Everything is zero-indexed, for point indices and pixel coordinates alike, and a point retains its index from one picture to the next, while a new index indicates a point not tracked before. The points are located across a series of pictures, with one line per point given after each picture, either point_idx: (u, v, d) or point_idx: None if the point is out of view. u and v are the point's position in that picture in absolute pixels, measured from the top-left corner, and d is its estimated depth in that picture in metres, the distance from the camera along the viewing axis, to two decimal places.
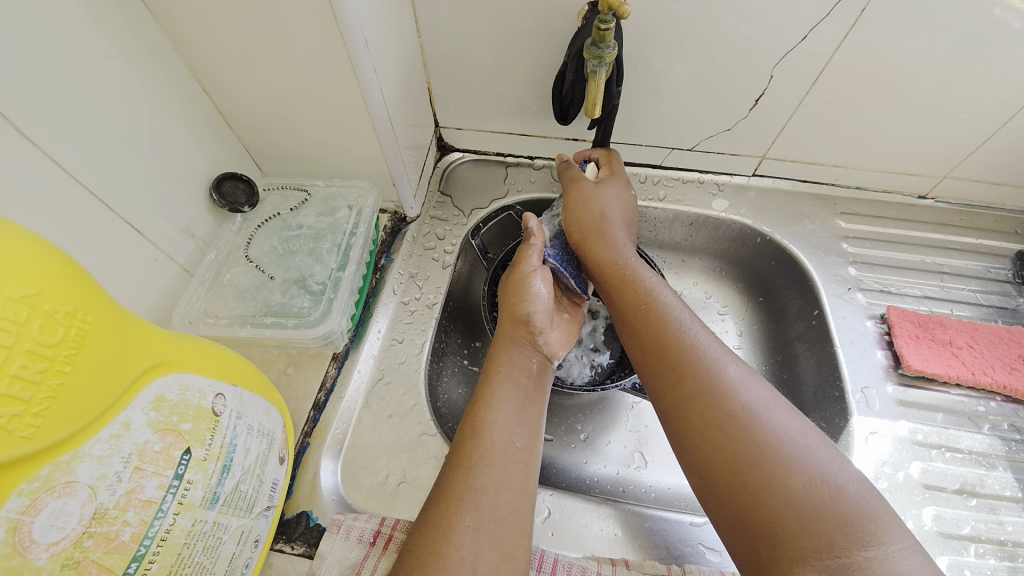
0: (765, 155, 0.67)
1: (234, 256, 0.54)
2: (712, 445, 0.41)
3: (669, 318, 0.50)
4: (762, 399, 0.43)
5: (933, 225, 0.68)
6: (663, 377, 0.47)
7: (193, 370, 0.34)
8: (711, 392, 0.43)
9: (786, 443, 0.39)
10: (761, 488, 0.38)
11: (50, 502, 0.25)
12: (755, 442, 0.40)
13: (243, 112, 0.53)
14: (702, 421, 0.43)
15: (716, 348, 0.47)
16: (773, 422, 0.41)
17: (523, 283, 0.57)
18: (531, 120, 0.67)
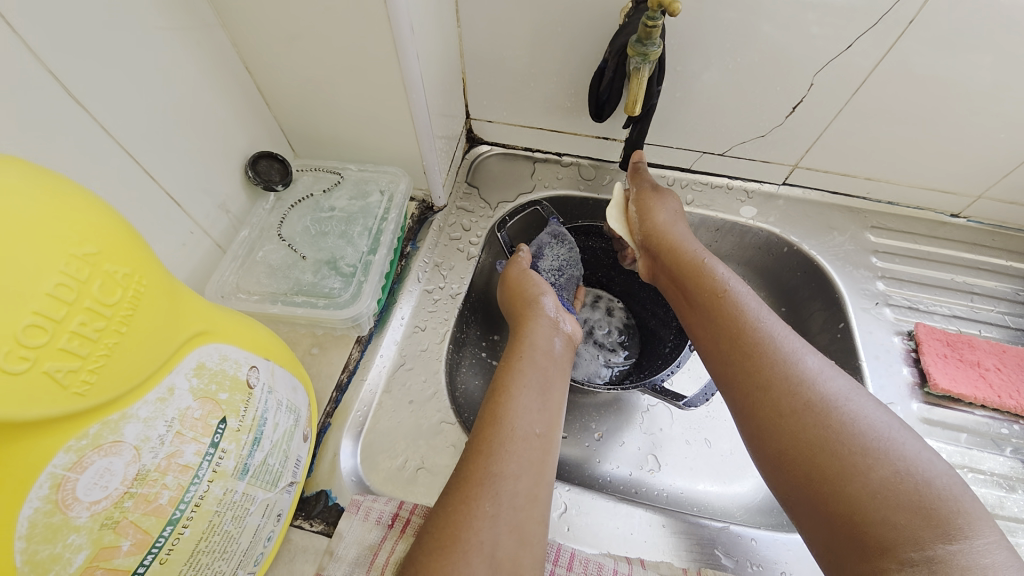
0: (798, 164, 0.70)
1: (267, 233, 0.56)
2: (792, 432, 0.43)
3: (745, 307, 0.51)
4: (840, 389, 0.44)
5: (963, 244, 0.71)
6: (740, 369, 0.48)
7: (229, 342, 0.36)
8: (792, 388, 0.44)
9: (870, 435, 0.41)
10: (843, 477, 0.39)
11: (95, 460, 0.26)
12: (833, 432, 0.41)
13: (285, 92, 0.57)
14: (781, 416, 0.44)
15: (793, 339, 0.48)
16: (857, 415, 0.42)
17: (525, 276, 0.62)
18: (564, 116, 0.71)
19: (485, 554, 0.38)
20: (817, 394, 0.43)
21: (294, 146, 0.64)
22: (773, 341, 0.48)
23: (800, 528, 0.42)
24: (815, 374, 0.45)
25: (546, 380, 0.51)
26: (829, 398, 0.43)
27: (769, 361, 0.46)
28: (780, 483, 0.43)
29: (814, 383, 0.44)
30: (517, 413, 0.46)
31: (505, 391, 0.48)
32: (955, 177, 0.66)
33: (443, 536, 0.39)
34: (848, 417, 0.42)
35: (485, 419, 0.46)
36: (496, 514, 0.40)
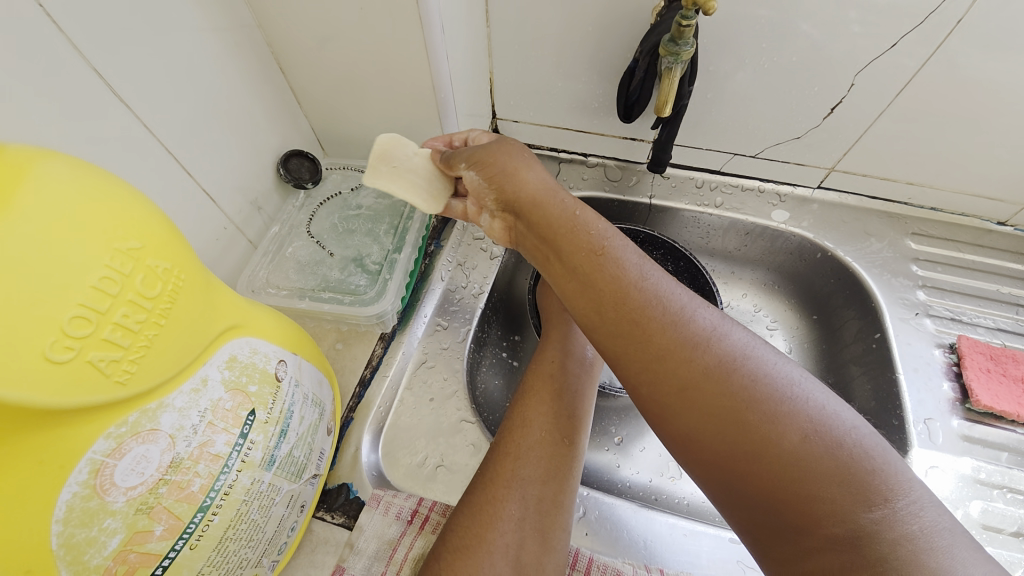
0: (834, 167, 0.68)
1: (296, 230, 0.57)
2: (700, 406, 0.36)
3: (618, 262, 0.42)
4: (740, 343, 0.38)
5: (1012, 254, 0.67)
6: (621, 339, 0.40)
7: (259, 337, 0.37)
8: (693, 355, 0.37)
9: (783, 397, 0.35)
10: (766, 452, 0.34)
11: (133, 447, 0.27)
12: (738, 400, 0.35)
13: (316, 92, 0.58)
14: (682, 390, 0.37)
15: (679, 293, 0.41)
16: (756, 374, 0.36)
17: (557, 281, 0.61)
18: (591, 116, 0.70)
19: (507, 553, 0.39)
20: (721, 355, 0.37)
21: (325, 145, 0.65)
22: (653, 301, 0.40)
23: (728, 515, 0.37)
24: (726, 333, 0.39)
25: (575, 386, 0.50)
26: (738, 358, 0.37)
27: (667, 324, 0.39)
28: (698, 467, 0.37)
29: (710, 342, 0.38)
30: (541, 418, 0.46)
31: (530, 398, 0.48)
32: (1004, 183, 0.63)
33: (466, 535, 0.39)
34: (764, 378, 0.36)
35: (512, 424, 0.46)
36: (523, 520, 0.41)
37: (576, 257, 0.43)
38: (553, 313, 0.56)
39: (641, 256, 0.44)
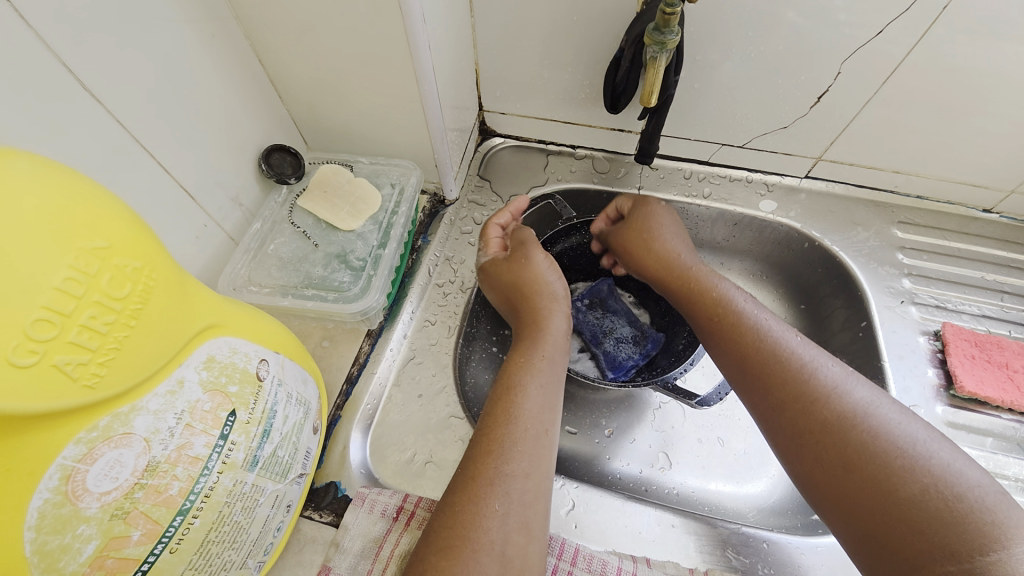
0: (821, 156, 0.68)
1: (278, 226, 0.56)
2: (819, 446, 0.43)
3: (775, 339, 0.49)
4: (866, 399, 0.44)
5: (996, 241, 0.68)
6: (776, 404, 0.46)
7: (239, 336, 0.36)
8: (836, 413, 0.43)
9: (875, 437, 0.41)
10: (886, 490, 0.39)
11: (105, 451, 0.26)
12: (861, 445, 0.41)
13: (297, 85, 0.56)
14: (801, 430, 0.44)
15: (812, 351, 0.48)
16: (877, 430, 0.41)
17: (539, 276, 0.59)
18: (578, 107, 0.69)
19: (495, 551, 0.38)
20: (835, 401, 0.44)
21: (308, 138, 0.64)
22: (787, 361, 0.47)
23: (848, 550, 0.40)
24: (839, 383, 0.45)
25: (551, 381, 0.50)
26: (848, 404, 0.43)
27: (804, 376, 0.46)
28: (825, 505, 0.42)
29: (809, 381, 0.45)
30: (529, 413, 0.46)
31: (513, 390, 0.48)
32: (990, 170, 0.63)
33: (448, 535, 0.39)
34: (857, 420, 0.42)
35: (492, 417, 0.45)
36: (505, 512, 0.40)
37: (748, 335, 0.50)
38: (545, 319, 0.55)
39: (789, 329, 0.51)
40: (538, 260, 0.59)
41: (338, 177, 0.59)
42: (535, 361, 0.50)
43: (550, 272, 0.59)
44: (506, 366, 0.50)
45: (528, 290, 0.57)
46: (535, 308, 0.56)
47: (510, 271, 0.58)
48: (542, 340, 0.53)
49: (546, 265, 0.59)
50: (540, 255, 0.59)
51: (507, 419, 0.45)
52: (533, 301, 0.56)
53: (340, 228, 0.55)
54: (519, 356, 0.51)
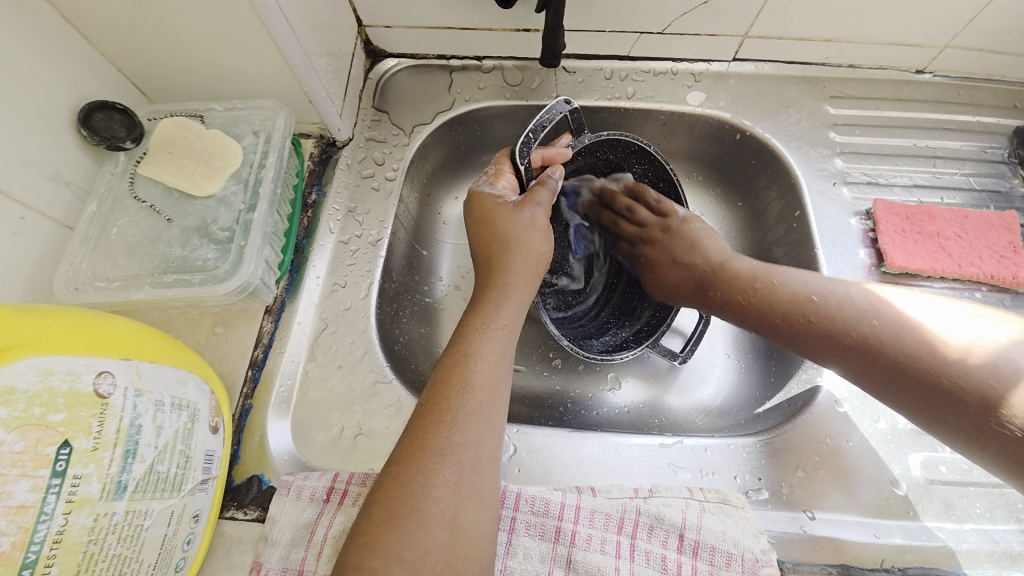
0: (747, 34, 0.61)
1: (120, 203, 0.46)
2: (882, 398, 0.43)
3: (784, 282, 0.49)
4: (889, 317, 0.43)
5: (929, 103, 0.64)
6: (815, 320, 0.46)
7: (54, 352, 0.29)
8: (871, 321, 0.43)
9: (912, 346, 0.41)
10: (932, 403, 0.40)
11: None
12: (867, 320, 0.43)
13: (96, 20, 0.43)
14: (855, 364, 0.44)
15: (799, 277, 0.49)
16: (868, 312, 0.44)
17: (512, 237, 0.47)
18: (471, 7, 0.59)
19: (444, 520, 0.35)
20: (872, 318, 0.44)
21: (142, 88, 0.51)
22: (807, 296, 0.47)
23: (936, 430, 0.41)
24: (875, 306, 0.44)
25: (508, 348, 0.44)
26: (883, 320, 0.43)
27: (835, 310, 0.45)
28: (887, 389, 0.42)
29: (844, 309, 0.45)
30: (486, 381, 0.40)
31: (466, 356, 0.42)
32: (923, 26, 0.58)
33: (389, 508, 0.35)
34: (883, 321, 0.43)
35: (441, 388, 0.40)
36: (456, 482, 0.36)
37: (766, 297, 0.49)
38: (518, 288, 0.46)
39: (806, 273, 0.50)
40: (529, 216, 0.48)
41: (185, 132, 0.48)
42: (490, 329, 0.43)
43: (542, 234, 0.49)
44: (461, 332, 0.43)
45: (515, 252, 0.47)
46: (502, 268, 0.47)
47: (494, 229, 0.48)
48: (508, 309, 0.45)
49: (539, 225, 0.49)
50: (535, 213, 0.48)
51: (460, 389, 0.39)
52: (501, 263, 0.47)
53: (196, 195, 0.46)
54: (477, 320, 0.44)
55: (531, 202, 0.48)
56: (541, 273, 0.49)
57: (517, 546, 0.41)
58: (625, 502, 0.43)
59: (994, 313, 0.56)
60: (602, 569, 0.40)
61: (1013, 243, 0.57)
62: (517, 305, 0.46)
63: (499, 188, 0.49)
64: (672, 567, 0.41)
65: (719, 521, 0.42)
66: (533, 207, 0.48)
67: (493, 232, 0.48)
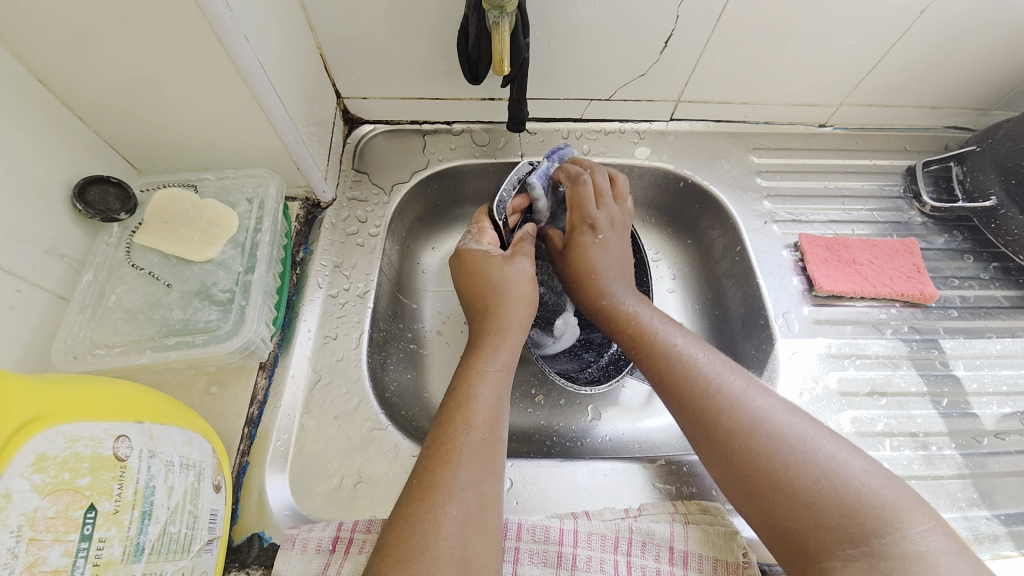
0: (680, 99, 0.71)
1: (117, 272, 0.48)
2: (766, 522, 0.40)
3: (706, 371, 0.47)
4: (797, 429, 0.42)
5: (833, 151, 0.77)
6: (728, 425, 0.43)
7: (79, 419, 0.31)
8: (782, 446, 0.41)
9: (817, 479, 0.39)
10: (800, 529, 0.38)
11: None
12: (773, 450, 0.41)
13: (99, 105, 0.47)
14: (750, 480, 0.41)
15: (721, 372, 0.47)
16: (774, 434, 0.42)
17: (503, 288, 0.53)
18: (441, 81, 0.66)
19: (454, 556, 0.37)
20: (782, 435, 0.42)
21: (134, 162, 0.54)
22: (726, 403, 0.44)
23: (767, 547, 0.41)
24: (799, 433, 0.42)
25: (505, 390, 0.48)
26: (795, 445, 0.41)
27: (745, 427, 0.43)
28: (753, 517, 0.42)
29: (759, 428, 0.42)
30: (489, 421, 0.44)
31: (468, 399, 0.45)
32: (818, 89, 0.70)
33: (403, 547, 0.37)
34: (783, 447, 0.41)
35: (448, 429, 0.43)
36: (464, 517, 0.39)
37: (687, 379, 0.47)
38: (511, 332, 0.52)
39: (738, 373, 0.47)
40: (521, 267, 0.54)
41: (180, 202, 0.51)
42: (489, 372, 0.47)
43: (527, 283, 0.54)
44: (463, 375, 0.47)
45: (508, 297, 0.53)
46: (495, 313, 0.52)
47: (482, 279, 0.54)
48: (502, 353, 0.50)
49: (526, 277, 0.54)
50: (524, 265, 0.54)
51: (465, 429, 0.43)
52: (492, 307, 0.52)
53: (193, 260, 0.49)
54: (477, 363, 0.48)
55: (518, 256, 0.55)
56: (530, 321, 0.54)
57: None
58: (618, 522, 0.46)
59: (909, 324, 0.65)
60: None
61: (916, 263, 0.68)
62: (511, 348, 0.50)
63: (484, 243, 0.55)
64: None
65: (703, 531, 0.46)
66: (520, 261, 0.55)
67: (485, 281, 0.54)
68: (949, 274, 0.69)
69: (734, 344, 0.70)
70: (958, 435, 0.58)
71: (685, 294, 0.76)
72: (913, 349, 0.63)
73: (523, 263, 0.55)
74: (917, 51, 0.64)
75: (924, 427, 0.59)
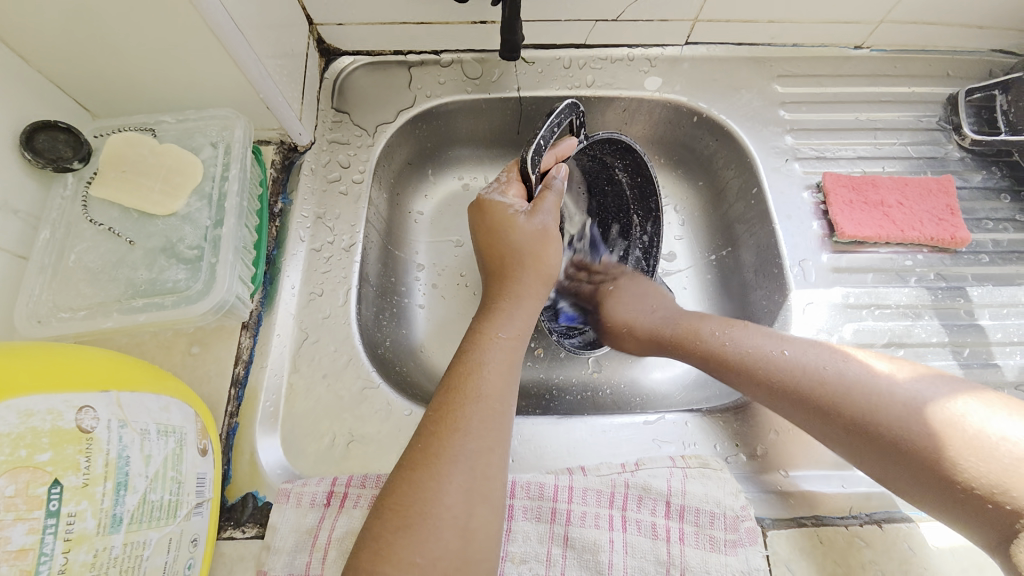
0: (697, 18, 0.62)
1: (75, 228, 0.44)
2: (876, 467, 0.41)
3: (766, 355, 0.47)
4: (825, 361, 0.45)
5: (868, 77, 0.68)
6: (818, 420, 0.44)
7: (32, 393, 0.29)
8: (851, 393, 0.42)
9: (862, 399, 0.41)
10: (868, 430, 0.41)
11: None
12: (817, 380, 0.44)
13: (27, 38, 0.41)
14: (847, 438, 0.42)
15: (753, 335, 0.49)
16: (806, 371, 0.45)
17: (518, 251, 0.48)
18: (424, 2, 0.58)
19: (455, 522, 0.36)
20: (846, 390, 0.42)
21: (81, 103, 0.48)
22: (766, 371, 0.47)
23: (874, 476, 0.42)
24: (860, 377, 0.43)
25: (518, 358, 0.45)
26: (868, 390, 0.42)
27: (788, 376, 0.45)
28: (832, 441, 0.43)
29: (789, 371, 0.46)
30: (496, 390, 0.41)
31: (478, 365, 0.43)
32: (859, 3, 0.61)
33: (403, 513, 0.36)
34: (823, 377, 0.44)
35: (454, 394, 0.41)
36: (470, 487, 0.37)
37: (744, 367, 0.48)
38: (526, 299, 0.48)
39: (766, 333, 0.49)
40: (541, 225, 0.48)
41: (137, 149, 0.47)
42: (500, 339, 0.45)
43: (552, 243, 0.49)
44: (473, 340, 0.44)
45: (526, 259, 0.48)
46: (508, 277, 0.48)
47: (497, 239, 0.49)
48: (517, 319, 0.46)
49: (546, 234, 0.49)
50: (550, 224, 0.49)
51: (473, 397, 0.40)
52: (507, 271, 0.48)
53: (156, 214, 0.45)
54: (489, 328, 0.45)
55: (541, 211, 0.49)
56: (551, 286, 0.50)
57: (517, 532, 0.43)
58: (614, 478, 0.45)
59: (935, 271, 0.60)
60: (598, 543, 0.42)
61: (949, 205, 0.62)
62: (525, 315, 0.47)
63: (509, 197, 0.49)
64: (662, 532, 0.43)
65: (702, 485, 0.45)
66: (543, 215, 0.49)
67: (502, 243, 0.48)
68: (983, 216, 0.64)
69: (745, 293, 0.65)
70: (977, 386, 0.55)
71: (694, 241, 0.71)
72: (937, 299, 0.59)
73: (546, 219, 0.49)
74: None
75: None
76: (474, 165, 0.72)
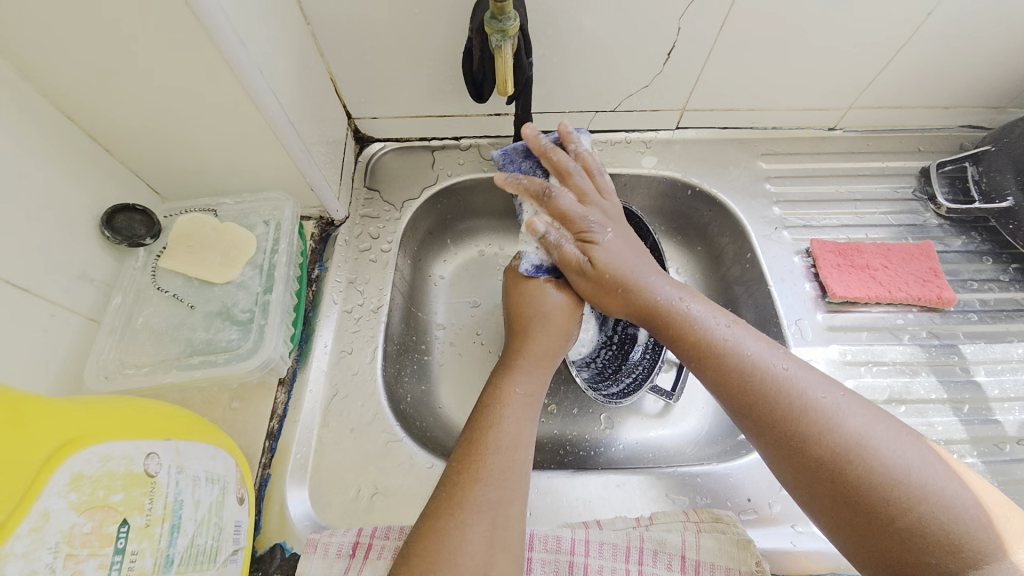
0: (685, 108, 0.72)
1: (143, 294, 0.50)
2: (843, 529, 0.38)
3: (784, 384, 0.42)
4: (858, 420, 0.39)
5: (844, 154, 0.76)
6: (790, 455, 0.40)
7: (112, 438, 0.33)
8: (859, 449, 0.38)
9: (869, 468, 0.37)
10: (846, 505, 0.38)
11: None
12: (832, 436, 0.39)
13: (125, 139, 0.49)
14: (815, 483, 0.39)
15: (781, 365, 0.43)
16: (829, 424, 0.39)
17: (532, 311, 0.53)
18: (448, 99, 0.68)
19: (476, 569, 0.38)
20: (859, 443, 0.38)
21: (156, 188, 0.56)
22: (787, 396, 0.41)
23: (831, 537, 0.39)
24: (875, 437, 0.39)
25: (534, 416, 0.48)
26: (876, 449, 0.38)
27: (797, 415, 0.40)
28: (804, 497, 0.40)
29: (811, 414, 0.40)
30: (516, 442, 0.44)
31: (497, 419, 0.45)
32: (827, 94, 0.70)
33: (429, 559, 0.38)
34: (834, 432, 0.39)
35: (472, 445, 0.44)
36: (492, 535, 0.39)
37: (745, 378, 0.43)
38: (544, 358, 0.51)
39: (783, 361, 0.44)
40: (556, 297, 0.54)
41: (202, 227, 0.54)
42: (519, 394, 0.48)
43: (568, 316, 0.54)
44: (493, 394, 0.48)
45: (546, 325, 0.52)
46: (523, 336, 0.52)
47: (519, 306, 0.54)
48: (532, 377, 0.50)
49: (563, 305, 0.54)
50: (565, 294, 0.54)
51: (494, 448, 0.43)
52: (522, 330, 0.53)
53: (215, 281, 0.51)
54: (507, 384, 0.48)
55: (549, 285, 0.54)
56: (565, 348, 0.53)
57: None
58: (629, 532, 0.46)
59: (926, 329, 0.64)
60: None
61: (932, 267, 0.66)
62: (539, 374, 0.50)
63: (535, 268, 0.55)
64: None
65: (715, 539, 0.46)
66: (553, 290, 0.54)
67: (527, 306, 0.54)
68: (967, 277, 0.68)
69: None
70: (981, 442, 0.57)
71: None
72: (931, 355, 0.62)
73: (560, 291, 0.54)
74: (930, 50, 0.63)
75: (945, 435, 0.57)
76: (489, 234, 0.79)
